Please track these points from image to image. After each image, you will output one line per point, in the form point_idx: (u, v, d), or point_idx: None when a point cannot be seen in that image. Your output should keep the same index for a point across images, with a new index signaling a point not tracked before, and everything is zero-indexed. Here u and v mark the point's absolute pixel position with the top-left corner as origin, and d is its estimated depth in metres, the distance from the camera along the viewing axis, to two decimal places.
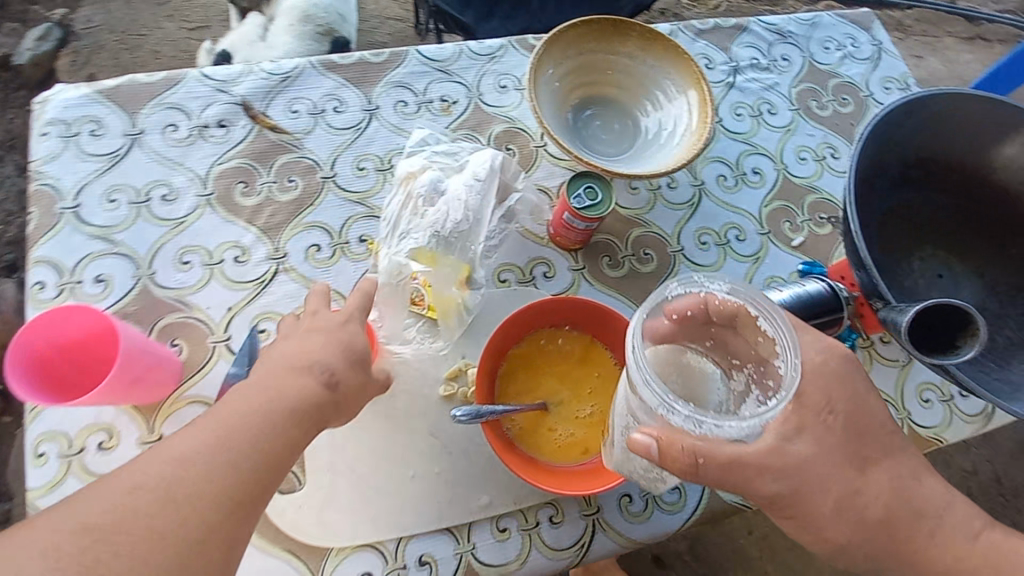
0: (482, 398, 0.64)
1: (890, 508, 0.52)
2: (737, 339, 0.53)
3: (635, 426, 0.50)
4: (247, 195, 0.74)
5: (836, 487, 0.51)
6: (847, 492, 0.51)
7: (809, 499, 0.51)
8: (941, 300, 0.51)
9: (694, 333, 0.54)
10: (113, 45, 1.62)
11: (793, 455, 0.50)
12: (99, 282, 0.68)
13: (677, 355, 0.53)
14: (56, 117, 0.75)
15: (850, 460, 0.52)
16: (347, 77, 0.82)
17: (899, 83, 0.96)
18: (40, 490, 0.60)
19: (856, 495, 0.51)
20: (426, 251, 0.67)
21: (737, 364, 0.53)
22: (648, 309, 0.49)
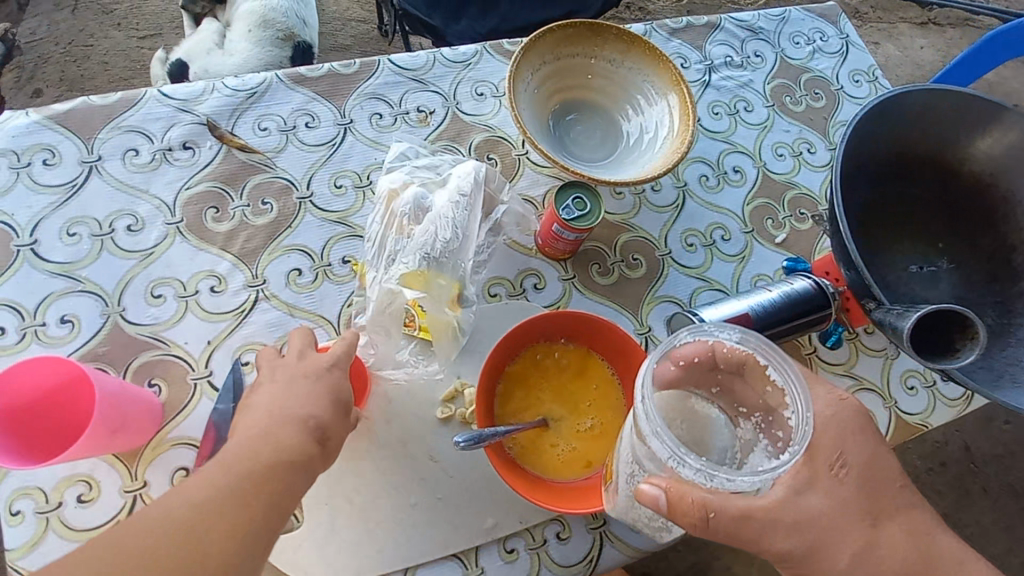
0: (481, 419, 0.62)
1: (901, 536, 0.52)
2: (745, 386, 0.53)
3: (643, 476, 0.49)
4: (220, 221, 0.70)
5: (841, 532, 0.50)
6: (856, 532, 0.50)
7: (820, 542, 0.50)
8: (941, 307, 0.52)
9: (701, 378, 0.53)
10: (60, 57, 1.53)
11: (805, 490, 0.50)
12: (64, 323, 0.64)
13: (684, 401, 0.53)
14: (4, 147, 0.70)
15: (857, 486, 0.52)
16: (318, 91, 0.79)
17: (867, 75, 0.98)
18: (16, 552, 0.56)
19: (861, 540, 0.50)
20: (417, 272, 0.64)
21: (745, 413, 0.53)
22: (659, 357, 0.48)
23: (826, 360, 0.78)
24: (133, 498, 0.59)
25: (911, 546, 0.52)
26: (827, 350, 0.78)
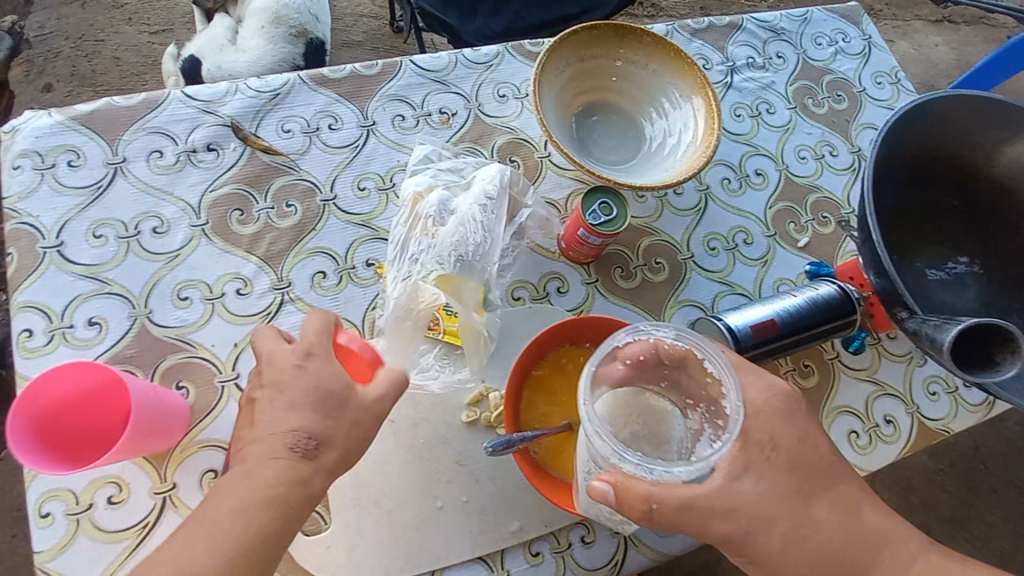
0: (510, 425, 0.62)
1: (845, 521, 0.51)
2: (689, 381, 0.54)
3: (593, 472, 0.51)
4: (245, 223, 0.70)
5: (767, 517, 0.50)
6: (786, 516, 0.50)
7: (746, 527, 0.50)
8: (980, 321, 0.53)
9: (650, 377, 0.55)
10: (70, 52, 1.52)
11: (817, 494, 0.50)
12: (92, 325, 0.64)
13: (635, 400, 0.54)
14: (28, 148, 0.69)
15: (793, 469, 0.52)
16: (340, 92, 0.79)
17: (890, 77, 0.98)
18: (48, 553, 0.56)
19: (790, 525, 0.50)
20: (447, 276, 0.63)
21: (692, 405, 0.54)
22: (598, 357, 0.51)
23: (849, 365, 0.77)
24: (162, 500, 0.59)
25: (933, 553, 0.52)
26: (850, 355, 0.78)
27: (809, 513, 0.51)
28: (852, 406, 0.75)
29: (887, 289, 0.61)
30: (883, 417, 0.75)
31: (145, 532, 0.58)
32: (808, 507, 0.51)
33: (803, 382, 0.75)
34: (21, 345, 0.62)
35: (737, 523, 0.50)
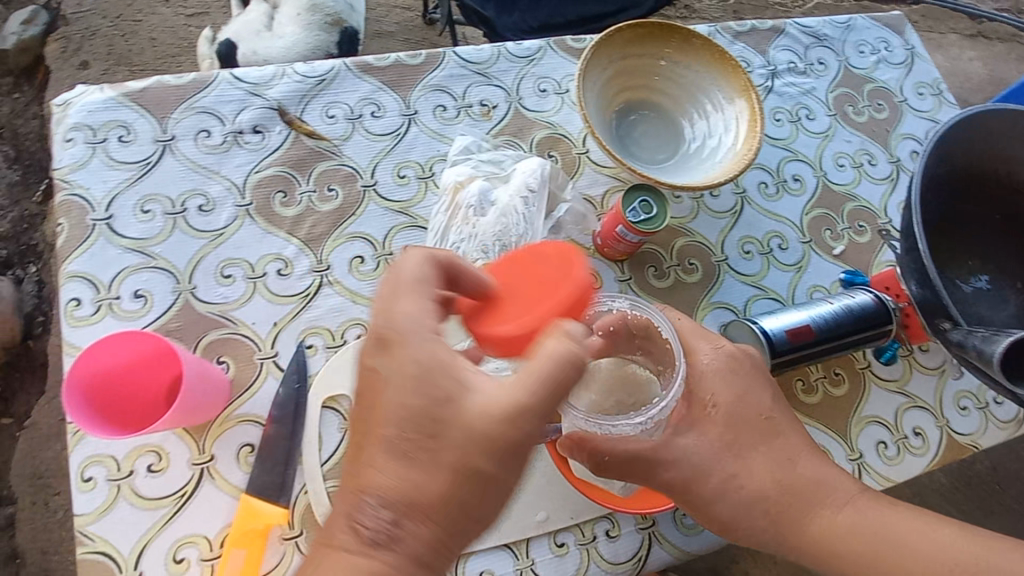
0: None
1: (781, 475, 0.56)
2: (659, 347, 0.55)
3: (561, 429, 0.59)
4: (288, 205, 0.72)
5: (702, 468, 0.56)
6: (721, 467, 0.56)
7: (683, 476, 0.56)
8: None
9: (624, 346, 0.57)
10: (107, 31, 1.53)
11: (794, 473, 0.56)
12: (137, 298, 0.65)
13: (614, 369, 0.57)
14: (80, 122, 0.71)
15: (737, 429, 0.57)
16: (384, 80, 0.80)
17: (932, 88, 0.97)
18: (89, 516, 0.58)
19: (722, 475, 0.56)
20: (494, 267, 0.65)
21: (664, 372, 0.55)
22: None
23: (880, 376, 0.77)
24: (199, 471, 0.60)
25: None
26: (881, 365, 0.77)
27: (741, 465, 0.56)
28: (880, 416, 0.75)
29: (928, 301, 0.62)
30: (912, 429, 0.75)
31: (184, 501, 0.59)
32: (744, 460, 0.56)
33: (832, 390, 0.75)
34: (69, 314, 0.63)
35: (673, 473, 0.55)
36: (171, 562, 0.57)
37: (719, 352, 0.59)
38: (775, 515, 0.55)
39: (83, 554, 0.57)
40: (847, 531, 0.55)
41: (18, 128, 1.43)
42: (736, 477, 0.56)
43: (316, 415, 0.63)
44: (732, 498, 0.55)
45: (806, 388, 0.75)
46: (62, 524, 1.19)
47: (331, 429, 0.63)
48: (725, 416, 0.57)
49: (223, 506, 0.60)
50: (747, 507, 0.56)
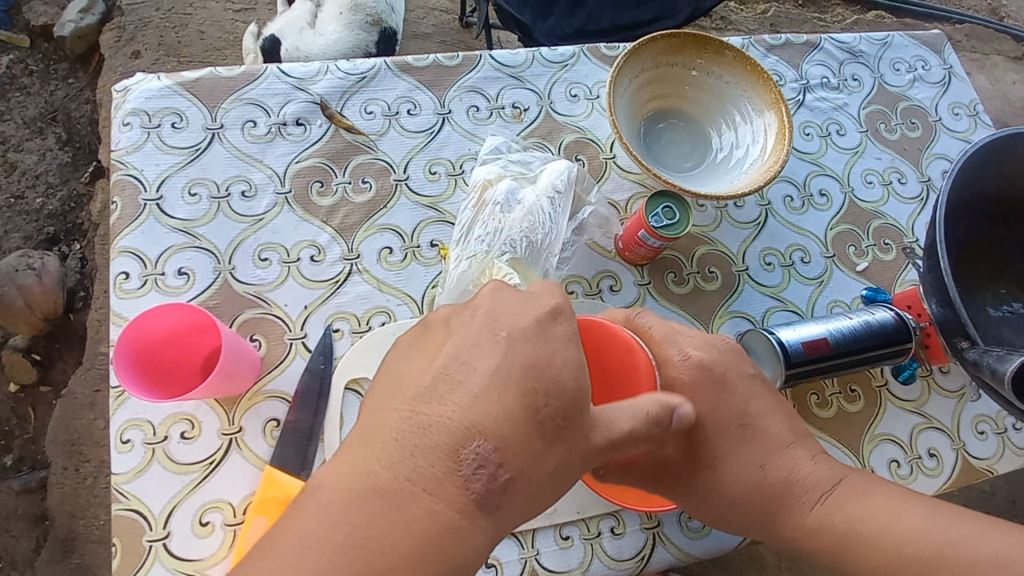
0: None
1: (758, 482, 0.58)
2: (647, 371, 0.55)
3: None
4: (324, 195, 0.75)
5: (683, 477, 0.60)
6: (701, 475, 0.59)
7: (668, 484, 0.60)
8: None
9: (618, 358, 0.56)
10: (158, 22, 1.60)
11: (785, 462, 0.58)
12: (181, 274, 0.69)
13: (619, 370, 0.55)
14: (138, 107, 0.75)
15: (714, 440, 0.59)
16: (422, 80, 0.83)
17: (968, 109, 0.97)
18: (125, 475, 0.61)
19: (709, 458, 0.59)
20: (520, 261, 0.67)
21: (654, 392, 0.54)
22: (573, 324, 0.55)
23: (896, 395, 0.77)
24: (228, 441, 0.64)
25: None
26: (898, 384, 0.77)
27: (718, 475, 0.59)
28: (895, 435, 0.75)
29: (947, 319, 0.62)
30: (927, 450, 0.74)
31: (212, 468, 0.63)
32: (720, 469, 0.59)
33: (847, 406, 0.75)
34: (118, 286, 0.68)
35: (660, 484, 0.61)
36: (197, 525, 0.61)
37: (687, 361, 0.59)
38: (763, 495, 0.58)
39: (118, 510, 0.60)
40: (820, 531, 0.56)
41: (72, 112, 1.51)
42: (719, 485, 0.59)
43: (339, 396, 0.66)
44: (714, 505, 0.59)
45: (820, 402, 0.75)
46: (91, 490, 1.24)
47: (352, 410, 0.66)
48: (716, 406, 0.59)
49: (247, 475, 0.63)
50: (728, 513, 0.59)
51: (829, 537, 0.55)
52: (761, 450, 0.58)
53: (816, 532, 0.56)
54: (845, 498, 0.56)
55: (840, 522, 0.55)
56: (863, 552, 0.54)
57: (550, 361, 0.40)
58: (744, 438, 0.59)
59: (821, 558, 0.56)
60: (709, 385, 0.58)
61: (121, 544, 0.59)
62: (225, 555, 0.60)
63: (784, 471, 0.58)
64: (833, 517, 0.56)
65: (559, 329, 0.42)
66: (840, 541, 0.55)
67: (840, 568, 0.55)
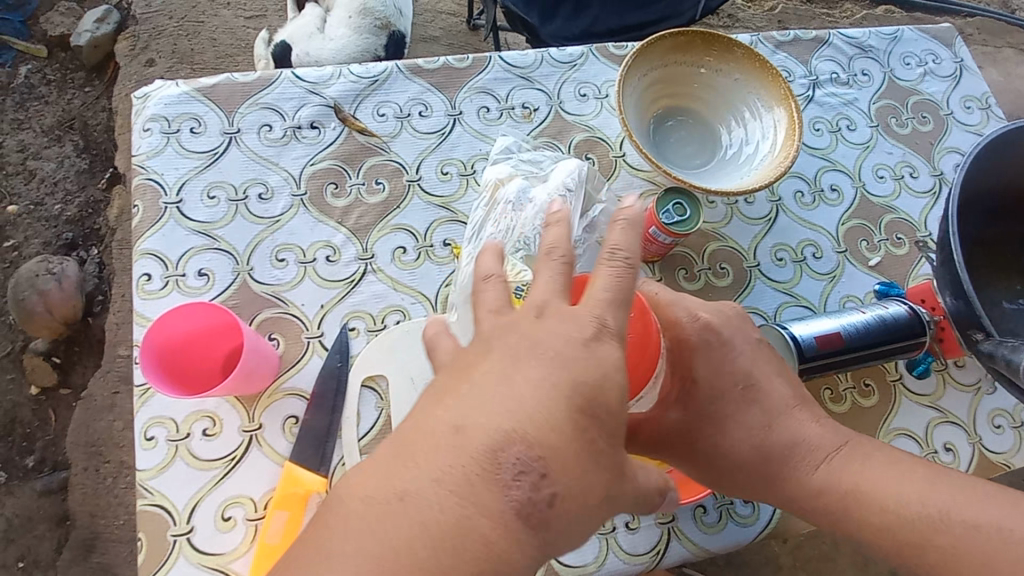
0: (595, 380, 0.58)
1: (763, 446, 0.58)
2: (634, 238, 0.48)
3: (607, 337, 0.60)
4: (338, 196, 0.77)
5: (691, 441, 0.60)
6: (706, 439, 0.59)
7: (677, 449, 0.60)
8: None
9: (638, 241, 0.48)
10: (172, 30, 1.63)
11: (789, 426, 0.58)
12: (201, 276, 0.71)
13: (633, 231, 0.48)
14: (157, 114, 0.77)
15: (720, 400, 0.59)
16: (432, 82, 0.84)
17: (980, 102, 0.96)
18: (150, 472, 0.63)
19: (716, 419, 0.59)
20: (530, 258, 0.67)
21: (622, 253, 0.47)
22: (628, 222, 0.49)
23: (912, 389, 0.76)
24: (248, 438, 0.65)
25: None
26: (913, 379, 0.77)
27: (722, 436, 0.59)
28: (910, 429, 0.75)
29: (962, 311, 0.62)
30: (943, 445, 0.74)
31: (233, 464, 0.64)
32: (726, 430, 0.59)
33: (862, 401, 0.75)
34: (141, 287, 0.69)
35: (668, 450, 0.60)
36: (220, 519, 0.62)
37: (694, 323, 0.59)
38: (768, 460, 0.58)
39: (143, 505, 0.62)
40: (820, 492, 0.56)
41: (88, 120, 1.55)
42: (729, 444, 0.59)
43: (356, 393, 0.68)
44: (719, 465, 0.60)
45: (834, 396, 0.75)
46: (111, 491, 1.27)
47: (369, 407, 0.67)
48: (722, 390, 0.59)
49: (268, 471, 0.64)
50: (732, 476, 0.60)
51: (831, 497, 0.56)
52: (765, 411, 0.59)
53: (817, 496, 0.56)
54: (846, 463, 0.56)
55: (842, 482, 0.55)
56: (861, 509, 0.54)
57: (571, 358, 0.41)
58: (748, 400, 0.59)
59: (825, 520, 0.57)
60: (719, 375, 0.59)
61: (147, 538, 0.61)
62: (246, 551, 0.61)
63: (789, 432, 0.58)
64: (833, 480, 0.56)
65: (573, 323, 0.43)
66: (841, 503, 0.55)
67: (843, 528, 0.56)
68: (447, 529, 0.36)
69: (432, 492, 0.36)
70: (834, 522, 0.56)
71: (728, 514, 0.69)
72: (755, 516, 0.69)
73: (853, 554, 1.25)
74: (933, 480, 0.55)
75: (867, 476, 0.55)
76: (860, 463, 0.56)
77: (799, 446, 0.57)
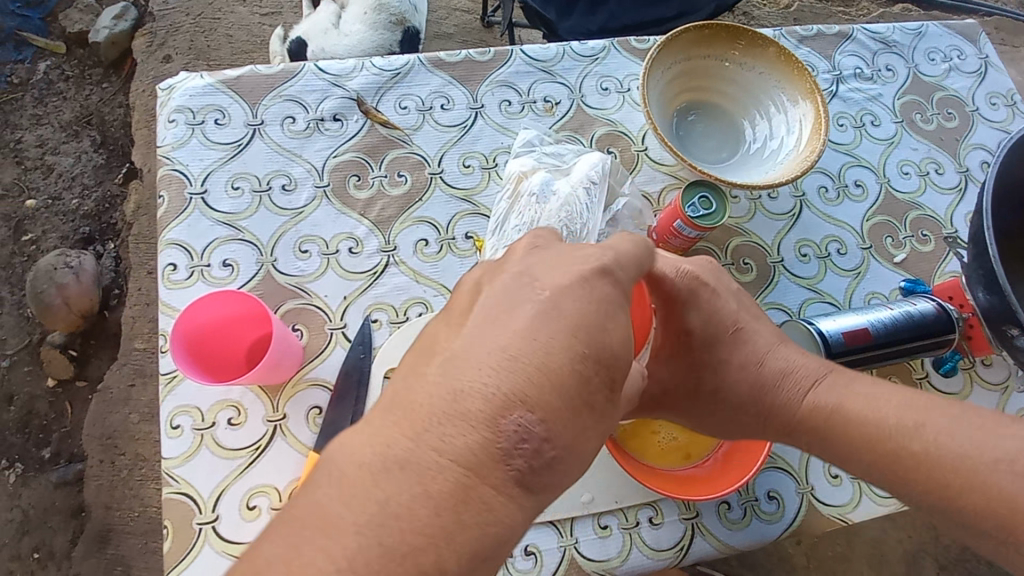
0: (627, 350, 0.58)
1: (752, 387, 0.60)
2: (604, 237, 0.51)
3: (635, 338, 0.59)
4: (361, 188, 0.77)
5: (690, 387, 0.61)
6: (703, 383, 0.61)
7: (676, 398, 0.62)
8: None
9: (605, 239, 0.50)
10: (189, 27, 1.64)
11: (779, 362, 0.60)
12: (226, 266, 0.71)
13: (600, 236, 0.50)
14: (182, 105, 0.77)
15: (712, 345, 0.61)
16: (454, 75, 0.84)
17: (1006, 99, 0.95)
18: (175, 460, 0.63)
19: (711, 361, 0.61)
20: None
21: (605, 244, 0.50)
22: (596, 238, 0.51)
23: (938, 388, 0.75)
24: (273, 427, 0.65)
25: None
26: (940, 377, 0.76)
27: (720, 379, 0.60)
28: None
29: (997, 308, 0.61)
30: None
31: (258, 454, 0.64)
32: (720, 370, 0.60)
33: None
34: (166, 277, 0.70)
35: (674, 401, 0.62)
36: (244, 509, 0.62)
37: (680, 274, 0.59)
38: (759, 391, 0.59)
39: (169, 493, 0.62)
40: (809, 414, 0.57)
41: (106, 116, 1.56)
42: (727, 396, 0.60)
43: (378, 386, 0.67)
44: (719, 408, 0.61)
45: None
46: (126, 483, 1.27)
47: None
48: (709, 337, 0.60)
49: (292, 461, 0.64)
50: (735, 413, 0.61)
51: (820, 420, 0.57)
52: (756, 348, 0.61)
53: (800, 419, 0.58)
54: (833, 387, 0.58)
55: (830, 405, 0.57)
56: (846, 427, 0.55)
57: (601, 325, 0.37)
58: (738, 341, 0.61)
59: (816, 444, 0.58)
60: (713, 317, 0.60)
61: (172, 526, 0.61)
62: None
63: (779, 366, 0.60)
64: (822, 400, 0.57)
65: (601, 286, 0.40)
66: (828, 421, 0.56)
67: (835, 451, 0.56)
68: (440, 497, 0.32)
69: (422, 455, 0.33)
70: (819, 443, 0.57)
71: (753, 510, 0.68)
72: (781, 512, 0.69)
73: (870, 555, 1.24)
74: (927, 408, 0.55)
75: (855, 396, 0.57)
76: (845, 384, 0.58)
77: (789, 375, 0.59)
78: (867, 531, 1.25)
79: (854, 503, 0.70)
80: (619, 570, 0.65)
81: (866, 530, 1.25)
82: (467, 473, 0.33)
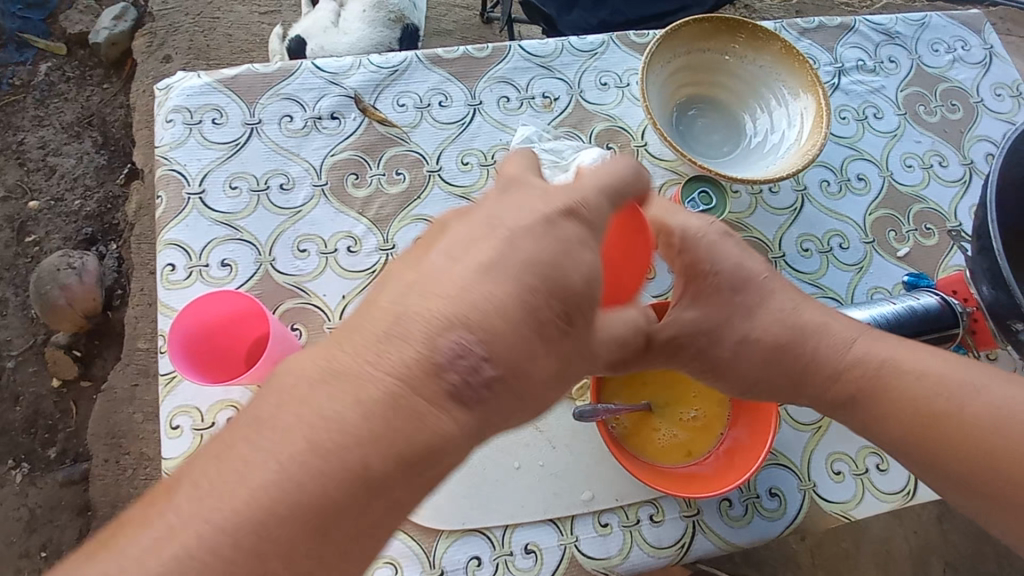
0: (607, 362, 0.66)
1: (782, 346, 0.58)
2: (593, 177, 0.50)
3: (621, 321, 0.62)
4: (359, 186, 0.76)
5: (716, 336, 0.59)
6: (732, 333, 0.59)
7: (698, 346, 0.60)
8: None
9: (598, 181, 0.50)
10: (188, 26, 1.64)
11: (814, 316, 0.59)
12: (224, 266, 0.71)
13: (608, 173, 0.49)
14: (180, 105, 0.77)
15: (741, 289, 0.60)
16: (452, 72, 0.83)
17: (1011, 90, 0.94)
18: (176, 460, 0.63)
19: (744, 309, 0.59)
20: None
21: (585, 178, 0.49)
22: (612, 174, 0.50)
23: None
24: None
25: None
26: None
27: (749, 326, 0.59)
28: None
29: (1002, 302, 0.61)
30: None
31: None
32: (752, 315, 0.59)
33: None
34: (165, 277, 0.70)
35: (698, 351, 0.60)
36: None
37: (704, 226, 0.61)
38: (801, 342, 0.58)
39: None
40: (854, 366, 0.56)
41: (107, 116, 1.56)
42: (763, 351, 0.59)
43: None
44: (751, 360, 0.59)
45: None
46: (131, 482, 1.28)
47: None
48: (731, 280, 0.60)
49: None
50: (773, 366, 0.59)
51: (866, 372, 0.56)
52: (792, 299, 0.60)
53: (840, 382, 0.57)
54: (880, 341, 0.57)
55: (877, 357, 0.56)
56: (895, 380, 0.55)
57: (563, 269, 0.40)
58: (770, 289, 0.60)
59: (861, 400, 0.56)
60: (740, 265, 0.60)
61: None
62: None
63: (819, 318, 0.59)
64: (871, 353, 0.56)
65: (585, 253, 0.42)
66: (878, 374, 0.55)
67: (879, 405, 0.55)
68: (370, 405, 0.34)
69: (360, 369, 0.34)
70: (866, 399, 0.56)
71: (755, 507, 0.68)
72: (783, 509, 0.68)
73: (875, 550, 1.23)
74: (980, 369, 0.54)
75: (905, 351, 0.56)
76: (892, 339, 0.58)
77: (828, 333, 0.58)
78: (872, 526, 1.24)
79: (858, 499, 0.69)
80: (620, 568, 0.65)
81: (871, 525, 1.25)
82: (400, 384, 0.35)
